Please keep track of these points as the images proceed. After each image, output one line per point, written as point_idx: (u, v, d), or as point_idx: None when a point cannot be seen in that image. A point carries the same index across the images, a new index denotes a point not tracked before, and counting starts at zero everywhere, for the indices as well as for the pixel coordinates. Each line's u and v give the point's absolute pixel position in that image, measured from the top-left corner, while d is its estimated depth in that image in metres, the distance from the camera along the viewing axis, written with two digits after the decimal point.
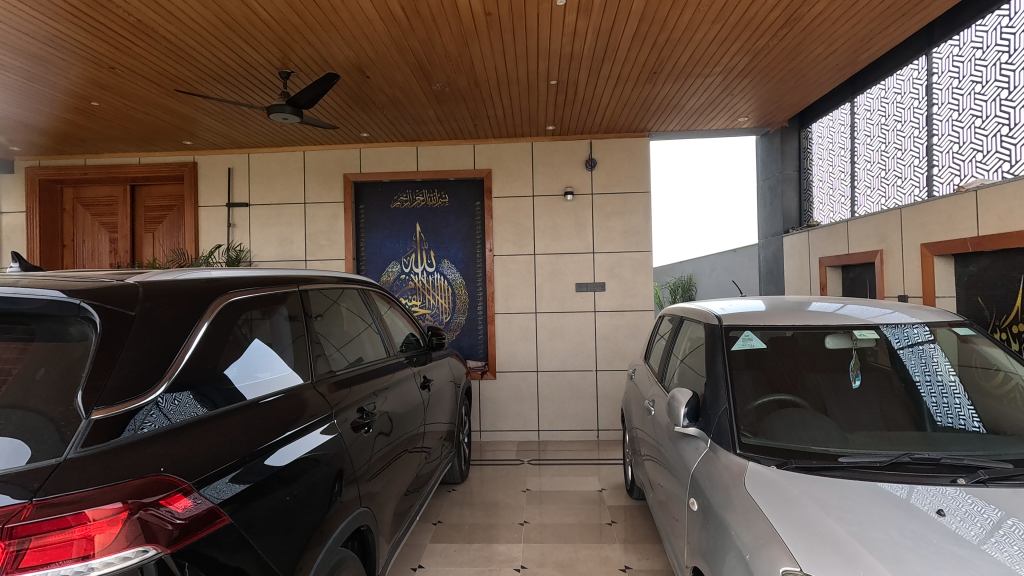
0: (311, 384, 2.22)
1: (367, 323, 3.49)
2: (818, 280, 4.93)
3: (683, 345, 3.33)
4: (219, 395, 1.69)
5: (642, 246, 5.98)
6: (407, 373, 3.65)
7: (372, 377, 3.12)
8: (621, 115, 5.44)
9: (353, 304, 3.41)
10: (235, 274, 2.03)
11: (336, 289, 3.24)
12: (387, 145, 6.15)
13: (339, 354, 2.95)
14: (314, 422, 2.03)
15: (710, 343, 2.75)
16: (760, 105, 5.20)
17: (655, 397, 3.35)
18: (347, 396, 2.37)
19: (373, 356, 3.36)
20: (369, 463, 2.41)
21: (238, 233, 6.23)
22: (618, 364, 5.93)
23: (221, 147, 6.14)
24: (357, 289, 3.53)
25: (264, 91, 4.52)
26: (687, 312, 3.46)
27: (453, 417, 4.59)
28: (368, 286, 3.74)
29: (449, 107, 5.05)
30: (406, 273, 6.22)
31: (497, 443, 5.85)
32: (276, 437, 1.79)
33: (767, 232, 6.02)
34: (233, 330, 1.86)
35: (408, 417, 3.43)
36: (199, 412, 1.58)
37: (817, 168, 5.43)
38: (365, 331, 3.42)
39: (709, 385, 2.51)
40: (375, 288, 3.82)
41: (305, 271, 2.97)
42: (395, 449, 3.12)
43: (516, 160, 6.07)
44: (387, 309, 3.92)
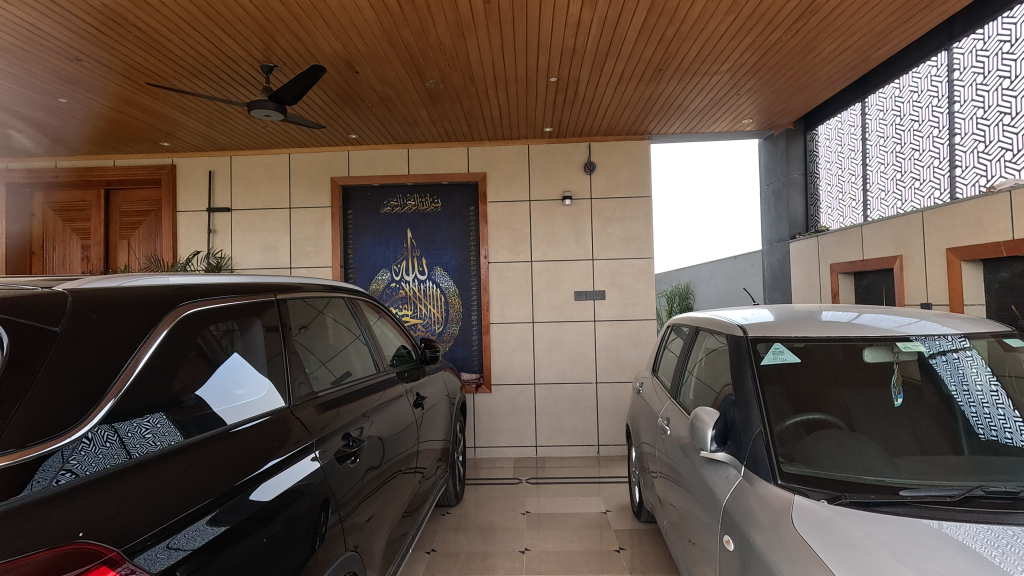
0: (291, 408, 1.93)
1: (355, 336, 3.21)
2: (830, 287, 4.72)
3: (698, 358, 3.08)
4: (177, 425, 1.43)
5: (644, 253, 5.75)
6: (398, 390, 3.36)
7: (359, 396, 2.84)
8: (621, 116, 5.22)
9: (339, 315, 3.12)
10: (196, 279, 1.75)
11: (321, 299, 2.95)
12: (377, 147, 5.88)
13: (323, 370, 2.67)
14: (300, 449, 1.78)
15: (731, 354, 2.49)
16: (766, 107, 5.01)
17: (668, 417, 3.08)
18: (333, 420, 2.09)
19: (361, 373, 3.07)
20: (358, 496, 2.11)
21: (219, 239, 5.91)
22: (619, 375, 5.67)
23: (201, 149, 5.84)
24: (344, 299, 3.25)
25: (246, 87, 4.23)
26: (702, 322, 3.20)
27: (448, 435, 4.30)
28: (356, 295, 3.46)
29: (443, 106, 4.79)
30: (396, 281, 5.93)
31: (492, 460, 5.56)
32: (260, 465, 1.57)
33: (772, 238, 5.82)
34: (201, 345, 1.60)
35: (400, 439, 3.14)
36: (162, 446, 1.34)
37: (825, 172, 5.23)
38: (352, 345, 3.14)
39: (735, 404, 2.25)
40: (362, 297, 3.53)
41: (285, 278, 2.69)
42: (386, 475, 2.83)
43: (512, 164, 5.83)
44: (376, 320, 3.63)
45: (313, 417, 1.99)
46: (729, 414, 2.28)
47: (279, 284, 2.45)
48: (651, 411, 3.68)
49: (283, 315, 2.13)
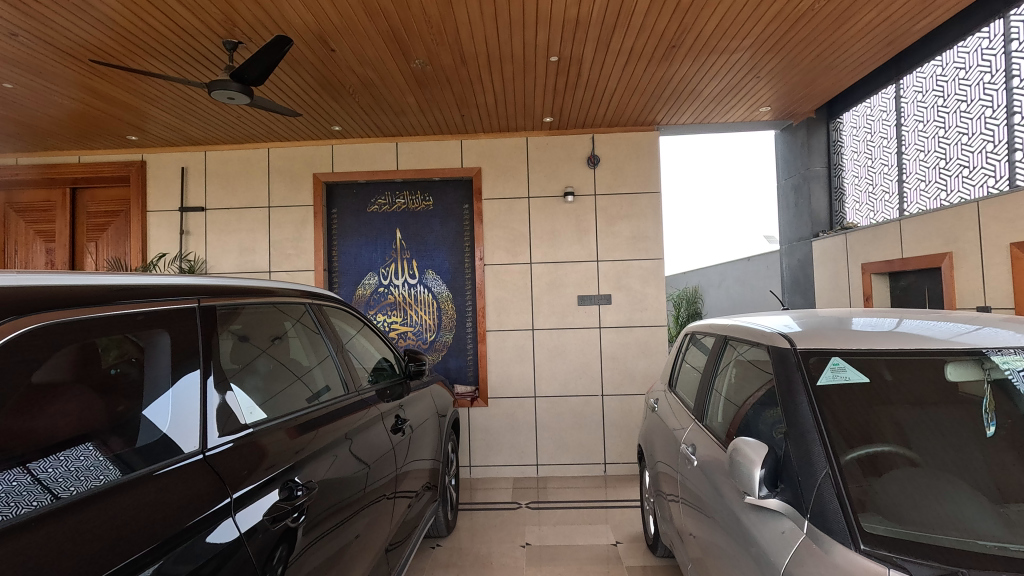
0: (201, 455, 1.52)
1: (323, 348, 2.72)
2: (861, 289, 4.26)
3: (728, 373, 2.60)
4: (116, 460, 1.31)
5: (653, 254, 5.28)
6: (377, 410, 2.89)
7: (331, 418, 2.36)
8: (628, 104, 4.79)
9: (305, 323, 2.64)
10: (45, 283, 1.28)
11: (284, 305, 2.47)
12: (363, 141, 5.44)
13: (280, 392, 2.18)
14: (265, 483, 1.63)
15: (774, 373, 2.00)
16: (785, 93, 4.59)
17: (694, 443, 2.59)
18: (283, 454, 1.80)
19: (331, 390, 2.60)
20: (322, 525, 1.90)
21: (192, 241, 5.46)
22: (628, 387, 5.21)
23: (173, 143, 5.40)
24: (315, 304, 2.77)
25: (209, 68, 3.78)
26: (731, 330, 2.73)
27: (438, 454, 3.85)
28: (328, 300, 2.98)
29: (432, 92, 4.36)
30: (385, 286, 5.47)
31: (490, 481, 5.08)
32: (213, 505, 1.42)
33: (792, 237, 5.36)
34: (145, 368, 1.48)
35: (380, 466, 2.68)
36: (100, 483, 1.24)
37: (853, 163, 4.78)
38: (319, 358, 2.65)
39: (788, 439, 1.77)
40: (337, 303, 3.07)
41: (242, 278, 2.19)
42: (364, 508, 2.37)
43: (509, 158, 5.38)
44: (353, 331, 3.18)
45: (236, 465, 1.57)
46: (782, 452, 1.80)
47: (222, 288, 1.95)
48: (670, 433, 3.19)
49: (207, 333, 1.72)
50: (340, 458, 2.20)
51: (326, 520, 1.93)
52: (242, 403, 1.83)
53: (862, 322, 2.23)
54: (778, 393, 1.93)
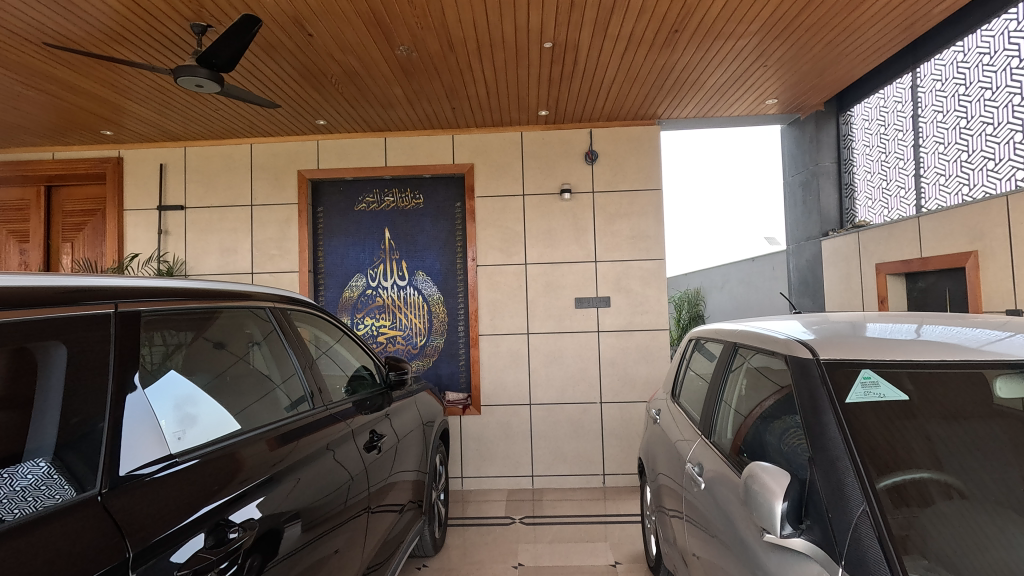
0: (102, 492, 1.24)
1: (299, 356, 2.45)
2: (876, 291, 4.02)
3: (739, 383, 2.34)
4: (70, 477, 1.20)
5: (654, 254, 5.04)
6: (356, 421, 2.64)
7: (297, 434, 2.07)
8: (627, 95, 4.54)
9: (279, 330, 2.36)
10: None
11: (250, 309, 2.20)
12: (350, 136, 5.20)
13: (240, 408, 1.92)
14: (236, 498, 1.54)
15: (795, 389, 1.73)
16: (793, 83, 4.35)
17: (701, 460, 2.33)
18: (223, 488, 1.52)
19: (304, 401, 2.33)
20: (282, 558, 1.66)
21: (171, 241, 5.21)
22: (627, 394, 4.96)
23: (151, 139, 5.15)
24: (288, 309, 2.50)
25: (174, 51, 3.51)
26: (739, 337, 2.48)
27: (424, 466, 3.59)
28: (303, 303, 2.71)
29: (420, 82, 4.12)
30: (373, 288, 5.22)
31: (483, 494, 4.83)
32: (188, 517, 1.36)
33: (800, 237, 5.09)
34: (37, 384, 1.22)
35: (359, 479, 2.42)
36: (55, 502, 1.15)
37: (864, 158, 4.53)
38: (293, 367, 2.37)
39: (812, 465, 1.53)
40: (312, 307, 2.82)
41: (194, 277, 1.91)
42: (338, 527, 2.11)
43: (503, 153, 5.13)
44: (329, 337, 2.92)
45: (205, 480, 1.48)
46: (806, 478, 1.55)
47: (166, 291, 1.67)
48: (675, 448, 2.93)
49: (133, 345, 1.45)
50: (308, 476, 1.94)
51: (302, 538, 1.80)
52: (179, 422, 1.57)
53: (876, 329, 1.96)
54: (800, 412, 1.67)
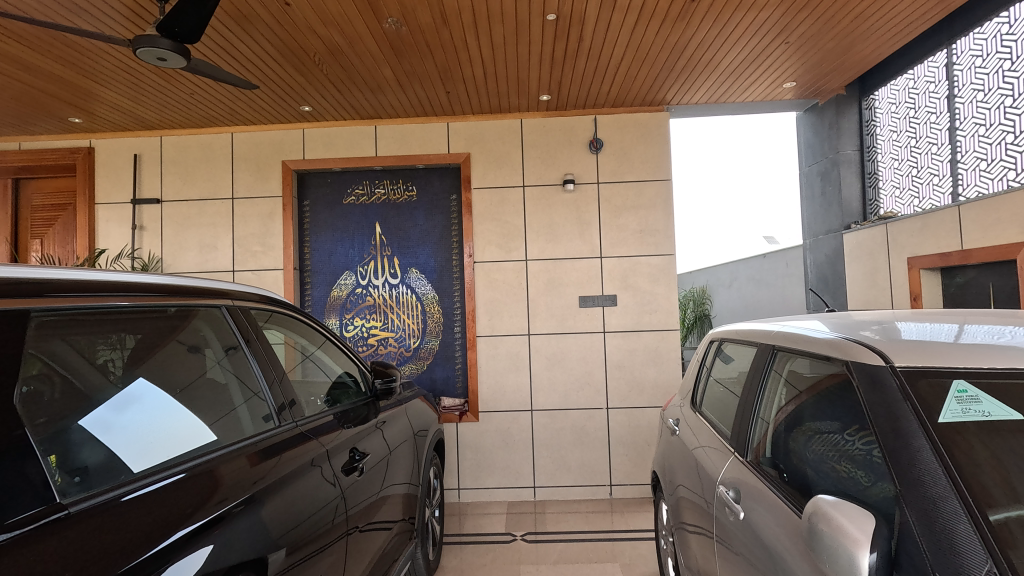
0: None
1: (267, 370, 2.10)
2: (907, 287, 3.70)
3: (776, 394, 2.01)
4: None
5: (663, 249, 4.71)
6: (338, 436, 2.29)
7: (273, 452, 1.82)
8: (635, 78, 4.23)
9: (247, 337, 2.04)
10: None
11: (210, 310, 1.89)
12: (337, 124, 4.87)
13: (191, 426, 1.62)
14: (213, 522, 1.41)
15: (865, 404, 1.41)
16: (813, 64, 4.05)
17: (736, 483, 1.97)
18: (132, 545, 1.21)
19: (270, 420, 1.97)
20: None
21: (147, 237, 4.86)
22: (635, 398, 4.63)
23: (124, 127, 4.80)
24: (259, 313, 2.19)
25: (134, 20, 3.17)
26: (775, 338, 2.16)
27: (415, 479, 3.23)
28: (277, 305, 2.39)
29: (410, 62, 3.79)
30: (362, 286, 4.89)
31: (481, 507, 4.50)
32: (145, 551, 1.22)
33: (819, 230, 4.76)
34: None
35: (334, 504, 2.03)
36: None
37: (889, 144, 4.22)
38: (259, 382, 2.02)
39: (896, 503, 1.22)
40: (287, 307, 2.48)
41: (148, 273, 1.70)
42: (307, 561, 1.76)
43: (501, 142, 4.80)
44: (305, 340, 2.58)
45: (168, 509, 1.34)
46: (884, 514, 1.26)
47: (85, 286, 1.42)
48: (696, 464, 2.59)
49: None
50: (273, 506, 1.66)
51: (285, 563, 1.64)
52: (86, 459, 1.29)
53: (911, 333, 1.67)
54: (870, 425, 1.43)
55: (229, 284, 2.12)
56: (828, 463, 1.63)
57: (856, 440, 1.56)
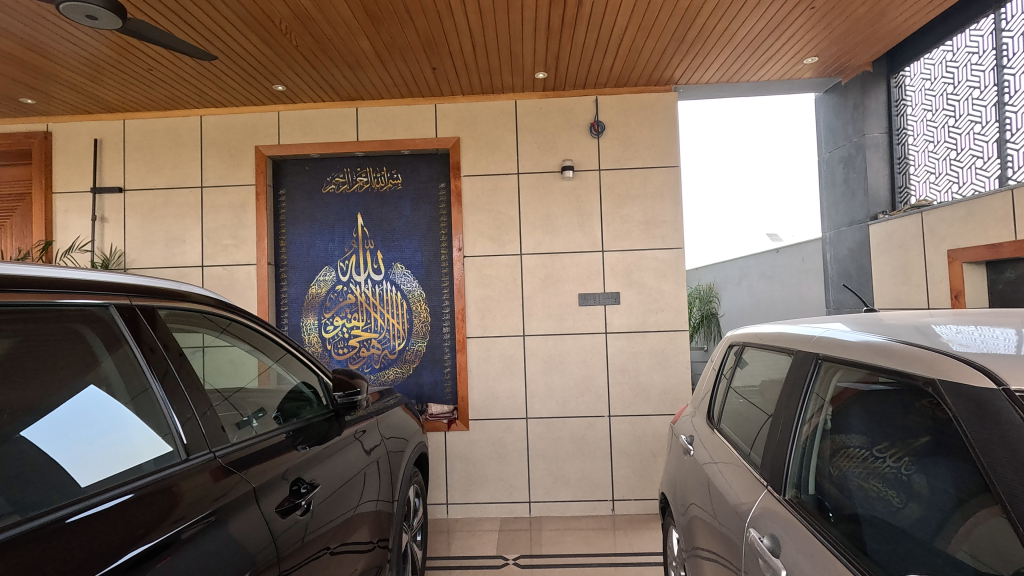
0: None
1: (193, 396, 1.64)
2: (947, 283, 3.31)
3: (808, 410, 1.64)
4: None
5: (671, 242, 4.31)
6: (294, 456, 1.94)
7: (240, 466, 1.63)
8: (641, 52, 3.83)
9: (176, 352, 1.65)
10: None
11: (147, 311, 1.58)
12: (315, 106, 4.47)
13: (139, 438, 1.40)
14: (167, 543, 1.24)
15: (950, 412, 1.12)
16: (839, 37, 3.66)
17: (772, 530, 1.52)
18: None
19: (171, 458, 1.47)
20: None
21: (109, 229, 4.47)
22: (640, 406, 4.24)
23: (83, 109, 4.40)
24: (203, 322, 1.89)
25: None
26: (804, 343, 1.79)
27: (390, 496, 2.83)
28: (235, 314, 2.10)
29: (390, 32, 3.39)
30: (343, 283, 4.50)
31: (471, 525, 4.11)
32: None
33: (841, 222, 4.35)
34: None
35: (290, 533, 1.70)
36: None
37: (922, 125, 3.81)
38: (166, 418, 1.51)
39: (974, 494, 1.05)
40: (236, 310, 2.10)
41: (107, 271, 1.54)
42: None
43: (494, 125, 4.40)
44: (254, 347, 2.20)
45: (115, 534, 1.16)
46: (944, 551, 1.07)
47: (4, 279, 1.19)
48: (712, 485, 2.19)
49: None
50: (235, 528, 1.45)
51: None
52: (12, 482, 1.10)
53: (959, 338, 1.32)
54: (921, 441, 1.22)
55: (181, 284, 1.84)
56: (865, 486, 1.35)
57: (886, 457, 1.33)
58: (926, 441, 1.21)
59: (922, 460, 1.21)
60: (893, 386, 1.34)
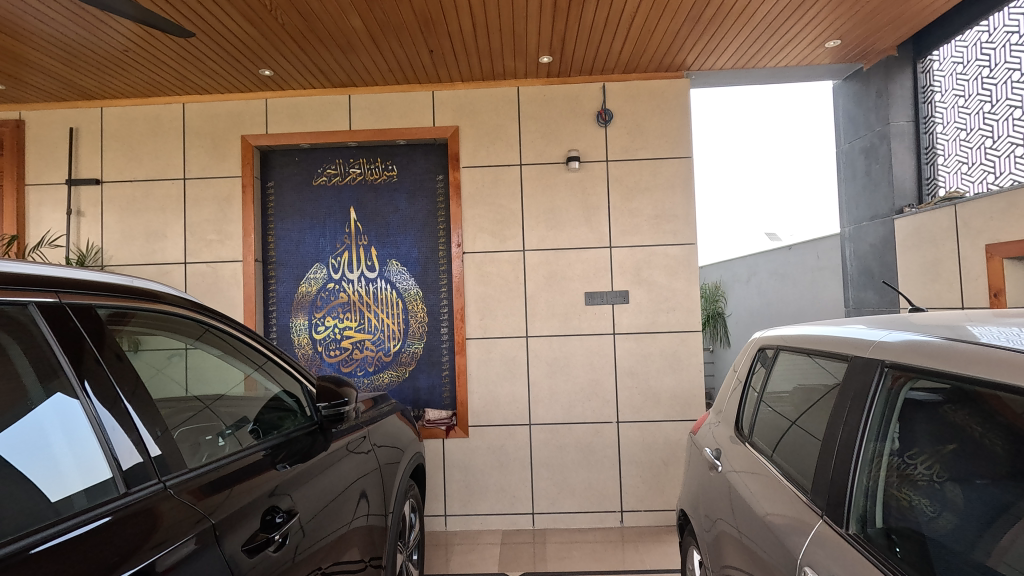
0: None
1: (143, 415, 1.36)
2: (985, 280, 3.07)
3: (872, 424, 1.37)
4: None
5: (683, 237, 4.07)
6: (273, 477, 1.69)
7: (221, 485, 1.47)
8: (653, 35, 3.58)
9: (124, 363, 1.38)
10: None
11: (87, 310, 1.32)
12: (304, 93, 4.21)
13: (89, 460, 1.20)
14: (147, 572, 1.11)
15: None
16: (865, 18, 3.42)
17: (832, 570, 1.26)
18: None
19: (106, 490, 1.20)
20: None
21: (85, 224, 4.21)
22: (650, 411, 3.99)
23: (57, 96, 4.13)
24: (170, 328, 1.64)
25: None
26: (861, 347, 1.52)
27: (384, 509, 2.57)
28: (214, 319, 1.85)
29: (384, 9, 3.14)
30: (335, 280, 4.24)
31: (471, 539, 3.86)
32: None
33: (863, 216, 4.12)
34: None
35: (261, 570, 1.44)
36: None
37: (952, 111, 3.56)
38: (99, 444, 1.23)
39: None
40: (210, 314, 1.84)
41: (63, 265, 1.34)
42: None
43: (495, 114, 4.15)
44: (227, 355, 1.93)
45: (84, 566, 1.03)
46: None
47: None
48: (744, 502, 1.93)
49: None
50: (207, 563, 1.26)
51: None
52: None
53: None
54: None
55: (141, 280, 1.58)
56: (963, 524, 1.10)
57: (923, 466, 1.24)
58: (956, 448, 1.20)
59: (964, 472, 1.16)
60: (937, 397, 1.24)
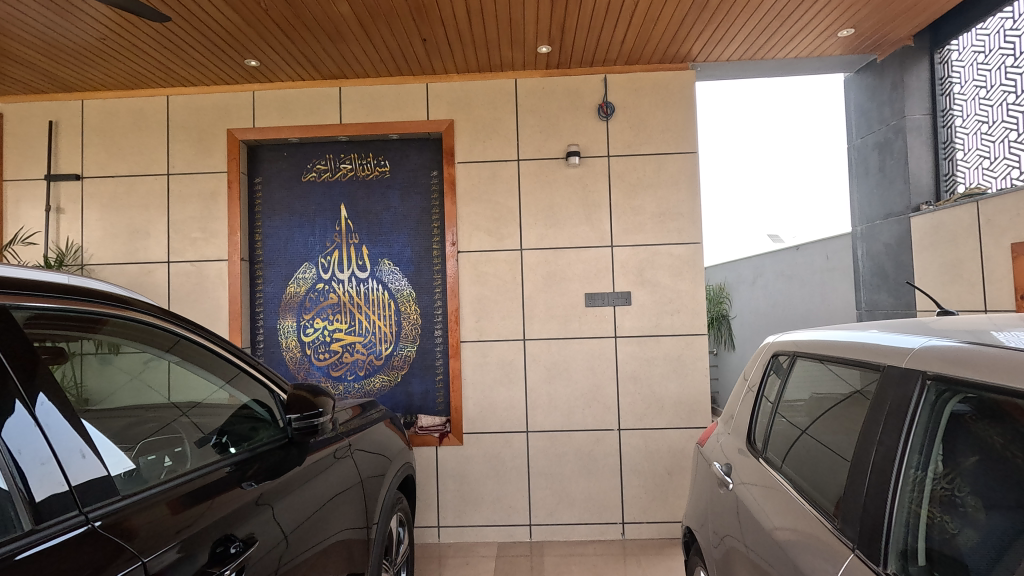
0: None
1: (71, 432, 1.22)
2: (1011, 282, 2.88)
3: (912, 443, 1.19)
4: None
5: (688, 236, 3.89)
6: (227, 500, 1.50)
7: (201, 497, 1.44)
8: (657, 25, 3.41)
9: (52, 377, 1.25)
10: None
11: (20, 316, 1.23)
12: (294, 86, 4.04)
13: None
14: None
15: None
16: (880, 6, 3.24)
17: None
18: None
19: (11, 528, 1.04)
20: None
21: (65, 221, 4.05)
22: (654, 418, 3.81)
23: (36, 88, 3.97)
24: (139, 338, 1.56)
25: None
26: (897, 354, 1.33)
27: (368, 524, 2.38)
28: (188, 330, 1.75)
29: None
30: (324, 280, 4.07)
31: (466, 552, 3.67)
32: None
33: (876, 214, 3.94)
34: None
35: None
36: None
37: (973, 104, 3.38)
38: (7, 475, 1.06)
39: None
40: (179, 325, 1.71)
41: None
42: None
43: (492, 107, 3.98)
44: (195, 367, 1.79)
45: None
46: None
47: None
48: (754, 519, 1.75)
49: None
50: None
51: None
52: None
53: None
54: None
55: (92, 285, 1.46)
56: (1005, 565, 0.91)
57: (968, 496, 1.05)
58: (998, 473, 1.01)
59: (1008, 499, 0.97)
60: (979, 412, 1.07)
